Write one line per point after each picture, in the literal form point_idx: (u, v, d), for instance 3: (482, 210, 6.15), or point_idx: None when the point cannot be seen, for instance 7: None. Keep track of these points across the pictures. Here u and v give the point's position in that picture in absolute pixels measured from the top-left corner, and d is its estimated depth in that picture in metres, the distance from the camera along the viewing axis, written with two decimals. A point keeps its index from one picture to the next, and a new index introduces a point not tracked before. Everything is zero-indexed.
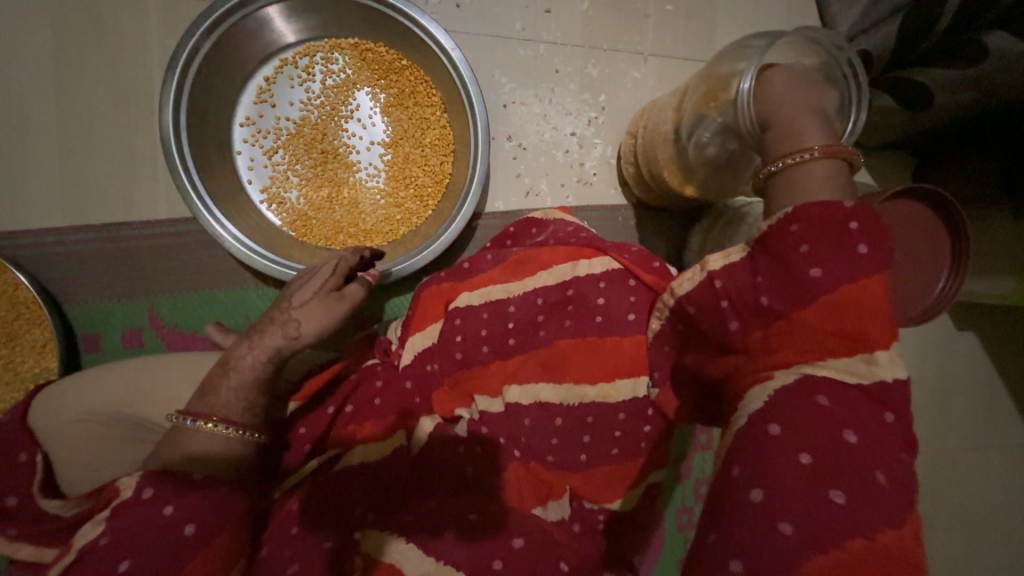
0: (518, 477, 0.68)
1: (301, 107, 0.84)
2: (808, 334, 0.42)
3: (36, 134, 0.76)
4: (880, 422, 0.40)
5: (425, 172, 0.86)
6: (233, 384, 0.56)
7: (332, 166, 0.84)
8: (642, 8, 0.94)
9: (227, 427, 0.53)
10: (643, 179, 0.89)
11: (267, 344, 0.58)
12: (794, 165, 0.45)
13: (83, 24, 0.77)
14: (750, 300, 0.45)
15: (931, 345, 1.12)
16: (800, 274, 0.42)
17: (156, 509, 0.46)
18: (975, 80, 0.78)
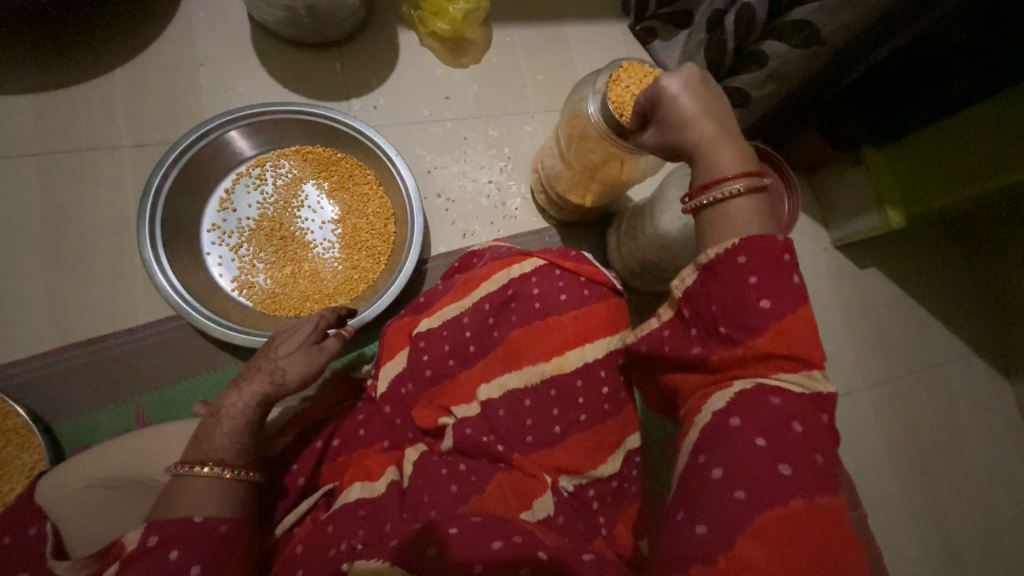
0: (501, 483, 0.70)
1: (259, 206, 0.99)
2: (761, 357, 0.49)
3: (26, 275, 0.88)
4: (755, 319, 0.49)
5: (373, 235, 1.00)
6: (227, 429, 0.60)
7: (291, 247, 0.98)
8: (520, 82, 1.20)
9: (223, 469, 0.56)
10: (553, 202, 1.07)
11: (252, 390, 0.64)
12: (719, 201, 0.52)
13: (65, 178, 0.92)
14: (710, 325, 0.53)
15: (843, 286, 1.29)
16: (751, 302, 0.49)
17: (162, 555, 0.48)
18: (769, 77, 1.04)
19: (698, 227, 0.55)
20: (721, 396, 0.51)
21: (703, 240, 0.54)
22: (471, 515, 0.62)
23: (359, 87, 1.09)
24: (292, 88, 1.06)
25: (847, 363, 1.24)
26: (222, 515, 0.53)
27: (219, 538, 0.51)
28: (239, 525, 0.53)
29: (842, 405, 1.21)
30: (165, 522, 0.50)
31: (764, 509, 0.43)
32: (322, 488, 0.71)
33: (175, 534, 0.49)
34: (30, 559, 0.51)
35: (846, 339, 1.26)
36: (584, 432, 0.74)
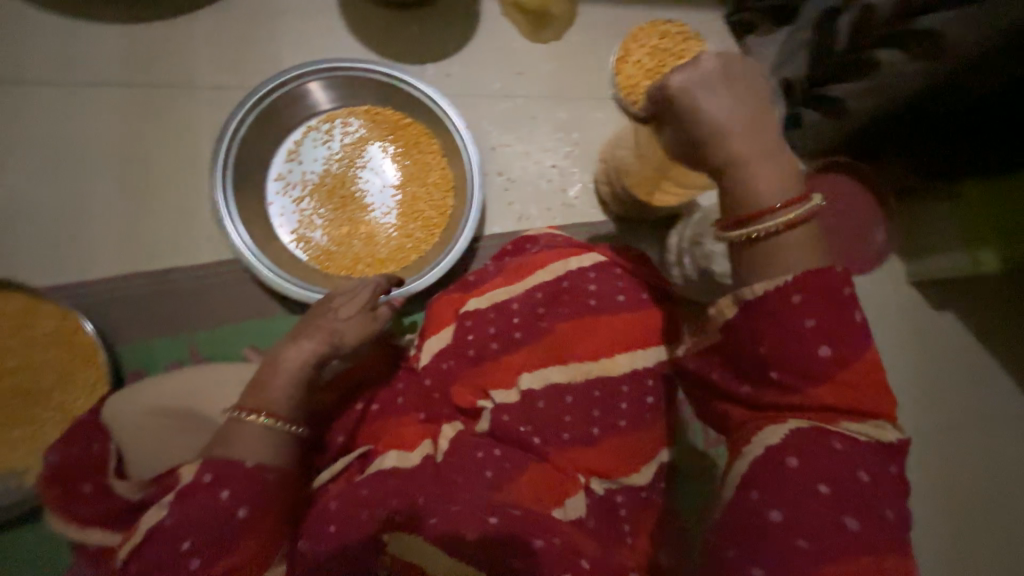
0: (535, 475, 0.69)
1: (324, 162, 0.99)
2: (821, 403, 0.46)
3: (104, 202, 0.92)
4: (818, 362, 0.46)
5: (431, 207, 0.99)
6: (283, 382, 0.62)
7: (350, 207, 0.98)
8: (599, 64, 1.14)
9: (275, 420, 0.58)
10: (617, 196, 1.03)
11: (309, 348, 0.65)
12: (764, 232, 0.46)
13: (146, 112, 0.95)
14: (758, 369, 0.48)
15: (912, 326, 1.19)
16: (809, 348, 0.46)
17: (214, 494, 0.51)
18: (874, 89, 0.95)
19: (736, 256, 0.49)
20: (774, 431, 0.47)
21: (745, 272, 0.49)
22: (509, 507, 0.62)
23: (434, 52, 1.07)
24: (369, 47, 1.04)
25: (901, 407, 1.17)
26: (271, 463, 0.56)
27: (265, 486, 0.54)
28: (283, 477, 0.56)
29: None
30: (217, 461, 0.53)
31: (829, 562, 0.41)
32: (356, 450, 0.72)
33: (226, 476, 0.52)
34: (96, 472, 0.55)
35: (905, 382, 1.18)
36: (623, 438, 0.72)
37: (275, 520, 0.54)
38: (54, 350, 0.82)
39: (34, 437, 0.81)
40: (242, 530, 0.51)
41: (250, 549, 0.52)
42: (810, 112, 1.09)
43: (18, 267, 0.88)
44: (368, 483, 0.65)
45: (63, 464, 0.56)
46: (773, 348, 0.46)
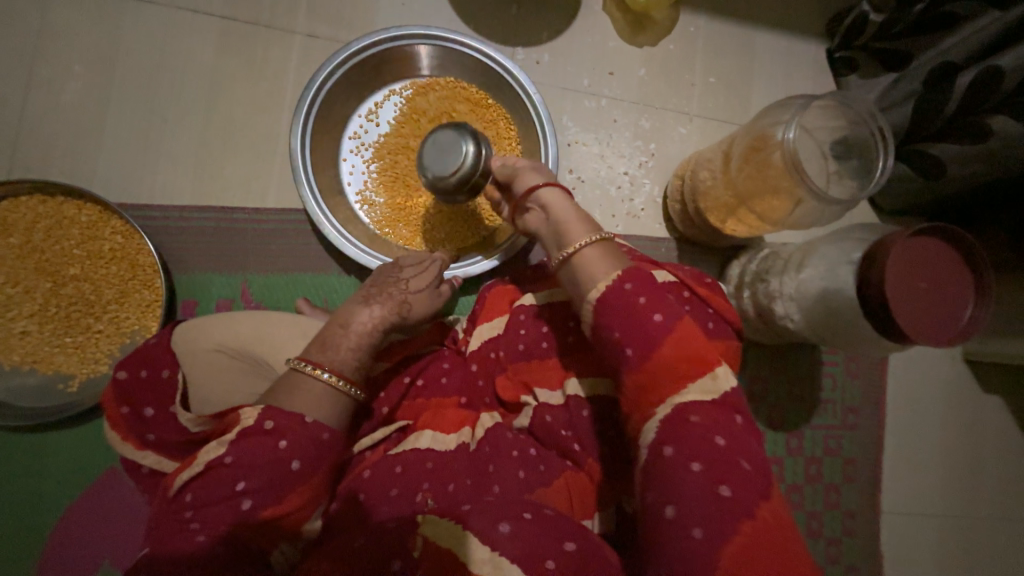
0: (568, 481, 0.70)
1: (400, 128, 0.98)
2: (670, 369, 0.57)
3: (184, 131, 0.92)
4: (653, 325, 0.59)
5: None
6: (350, 344, 0.64)
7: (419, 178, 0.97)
8: (690, 78, 1.11)
9: (338, 380, 0.60)
10: (688, 216, 1.00)
11: (376, 316, 0.67)
12: (581, 249, 0.66)
13: (239, 48, 0.95)
14: (619, 351, 0.60)
15: (957, 403, 1.16)
16: (647, 319, 0.59)
17: (272, 441, 0.54)
18: (982, 154, 0.90)
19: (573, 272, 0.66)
20: (651, 427, 0.56)
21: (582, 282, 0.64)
22: (543, 505, 0.61)
23: (529, 36, 1.05)
24: (463, 19, 1.02)
25: (927, 482, 1.14)
26: (327, 423, 0.57)
27: (320, 443, 0.56)
28: (337, 436, 0.58)
29: (905, 521, 1.12)
30: (278, 410, 0.56)
31: None
32: (397, 422, 0.74)
33: (288, 427, 0.55)
34: (161, 399, 0.58)
35: (939, 457, 1.15)
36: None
37: (324, 478, 0.58)
38: (114, 268, 0.84)
39: (84, 347, 0.83)
40: (293, 482, 0.54)
41: (299, 497, 0.54)
42: (898, 165, 1.04)
43: (93, 179, 0.89)
44: (403, 462, 0.68)
45: (129, 385, 0.58)
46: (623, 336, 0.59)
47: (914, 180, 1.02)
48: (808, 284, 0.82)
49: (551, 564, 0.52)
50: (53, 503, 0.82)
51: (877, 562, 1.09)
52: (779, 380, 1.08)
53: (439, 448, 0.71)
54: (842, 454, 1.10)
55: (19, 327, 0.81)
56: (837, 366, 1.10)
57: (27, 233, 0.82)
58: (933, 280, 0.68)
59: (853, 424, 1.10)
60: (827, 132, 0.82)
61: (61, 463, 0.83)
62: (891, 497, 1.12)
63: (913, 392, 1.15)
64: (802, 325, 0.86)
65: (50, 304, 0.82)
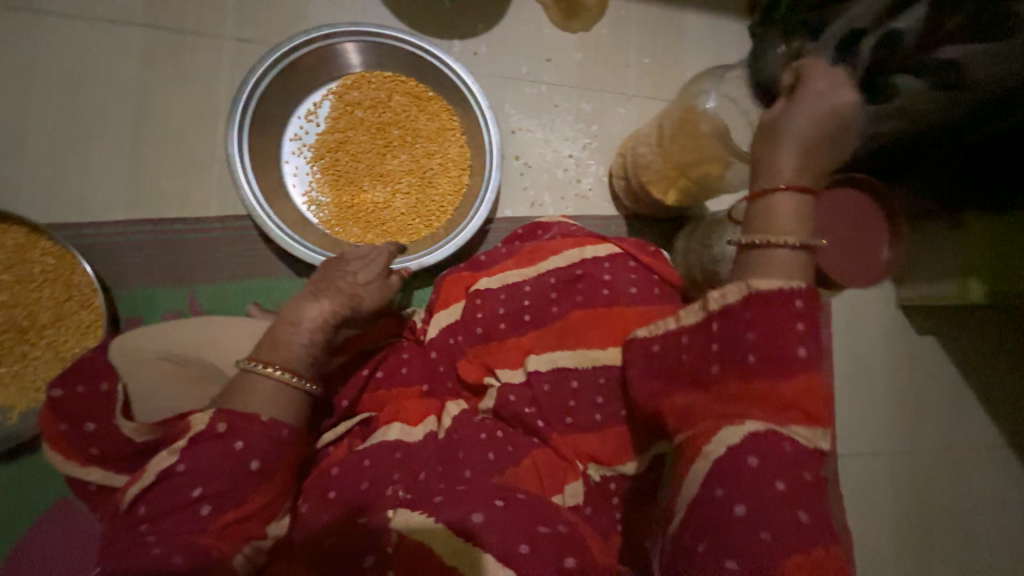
0: (536, 458, 0.71)
1: (341, 126, 0.98)
2: (775, 401, 0.49)
3: (112, 143, 0.89)
4: (792, 350, 0.49)
5: (447, 183, 0.99)
6: (302, 338, 0.63)
7: (364, 174, 0.97)
8: (625, 61, 1.15)
9: (290, 376, 0.59)
10: (632, 192, 1.04)
11: (325, 310, 0.66)
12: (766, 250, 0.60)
13: (164, 55, 0.92)
14: (739, 361, 0.51)
15: (897, 348, 1.24)
16: (791, 346, 0.50)
17: (229, 443, 0.53)
18: None
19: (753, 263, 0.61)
20: (734, 431, 0.49)
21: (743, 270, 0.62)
22: (515, 491, 0.62)
23: (464, 28, 1.06)
24: (397, 15, 1.03)
25: (876, 423, 1.22)
26: (285, 419, 0.57)
27: (279, 441, 0.55)
28: (297, 433, 0.57)
29: (860, 462, 1.20)
30: (231, 411, 0.54)
31: (816, 562, 0.44)
32: (358, 416, 0.76)
33: (243, 427, 0.54)
34: (102, 414, 0.57)
35: (887, 400, 1.23)
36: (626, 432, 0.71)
37: (289, 473, 0.57)
38: (48, 290, 0.80)
39: (22, 375, 0.79)
40: (256, 481, 0.54)
41: (261, 497, 0.54)
42: None
43: (16, 200, 0.85)
44: (371, 456, 0.68)
45: (67, 403, 0.57)
46: (761, 339, 0.50)
47: None
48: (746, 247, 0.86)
49: (525, 549, 0.53)
50: (3, 542, 0.78)
51: (838, 503, 1.16)
52: None
53: (405, 439, 0.71)
54: None
55: None
56: None
57: None
58: (860, 228, 0.73)
59: None
60: None
61: (8, 498, 0.79)
62: (845, 440, 1.20)
63: (857, 341, 1.23)
64: None
65: None
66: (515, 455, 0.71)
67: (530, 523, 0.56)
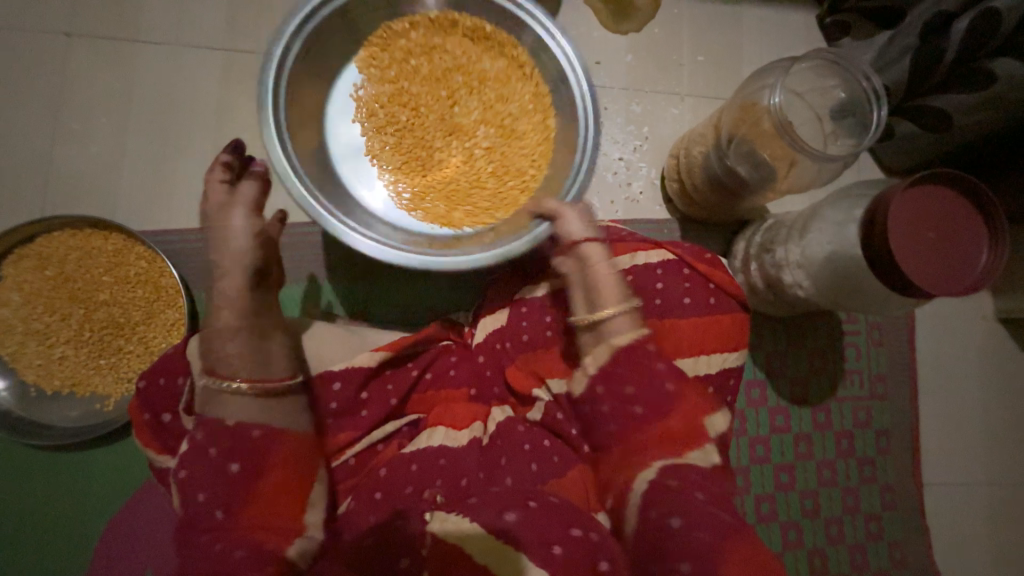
0: (577, 476, 0.71)
1: (401, 89, 0.87)
2: (660, 427, 0.62)
3: (196, 158, 0.98)
4: (660, 382, 0.64)
5: (529, 133, 0.85)
6: (229, 350, 0.61)
7: (439, 148, 0.87)
8: (677, 59, 1.11)
9: (238, 383, 0.59)
10: (686, 193, 0.99)
11: (234, 294, 0.66)
12: (606, 320, 0.66)
13: (240, 75, 1.00)
14: (625, 404, 0.63)
15: (994, 365, 1.11)
16: (657, 377, 0.64)
17: (206, 450, 0.56)
18: (987, 101, 0.88)
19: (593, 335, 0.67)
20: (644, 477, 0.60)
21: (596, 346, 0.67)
22: (551, 497, 0.63)
23: None
24: None
25: (970, 451, 1.08)
26: (254, 421, 0.58)
27: (253, 442, 0.57)
28: (271, 432, 0.58)
29: (949, 493, 1.07)
30: (207, 420, 0.58)
31: None
32: (406, 417, 0.79)
33: (213, 434, 0.57)
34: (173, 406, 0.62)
35: (981, 423, 1.09)
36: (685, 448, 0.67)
37: (292, 473, 0.58)
38: (141, 291, 0.89)
39: (118, 366, 0.88)
40: (246, 482, 0.56)
41: (257, 496, 0.56)
42: (904, 122, 1.01)
43: (117, 211, 0.96)
44: (417, 460, 0.71)
45: (148, 395, 0.62)
46: (646, 392, 0.63)
47: (921, 135, 1.00)
48: (814, 250, 0.81)
49: (559, 550, 0.53)
50: (99, 515, 0.87)
51: (923, 537, 1.04)
52: (798, 353, 1.05)
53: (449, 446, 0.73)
54: (873, 425, 1.06)
55: (58, 352, 0.87)
56: (860, 335, 1.07)
57: (60, 264, 0.88)
58: (950, 227, 0.67)
59: (882, 394, 1.07)
60: (821, 94, 0.82)
61: (103, 478, 0.88)
62: (931, 467, 1.07)
63: (945, 356, 1.10)
64: (812, 292, 0.85)
65: (85, 328, 0.88)
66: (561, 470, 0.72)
67: (567, 528, 0.56)
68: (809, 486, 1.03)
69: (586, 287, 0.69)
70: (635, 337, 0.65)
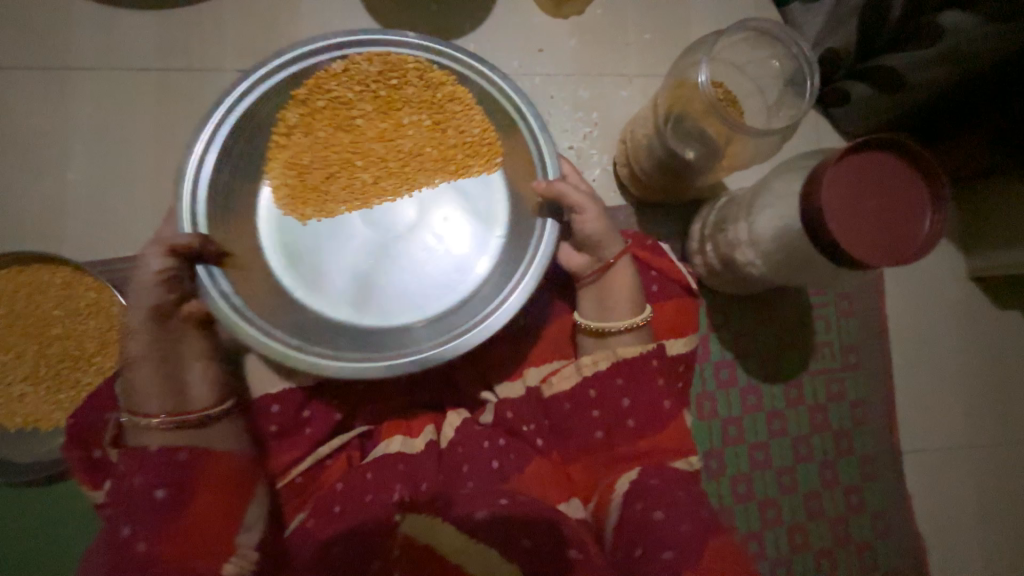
0: (540, 468, 0.75)
1: (326, 158, 0.82)
2: (625, 426, 0.74)
3: (138, 183, 0.97)
4: (628, 394, 0.75)
5: (441, 107, 0.82)
6: (147, 390, 0.64)
7: (396, 181, 0.82)
8: (623, 40, 1.08)
9: (157, 420, 0.63)
10: (637, 178, 0.97)
11: (139, 324, 0.65)
12: (631, 322, 0.76)
13: (176, 95, 0.99)
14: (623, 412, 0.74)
15: (970, 326, 1.09)
16: (624, 389, 0.74)
17: (131, 480, 0.61)
18: (942, 56, 0.84)
19: (610, 337, 0.77)
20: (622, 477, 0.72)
21: (616, 347, 0.76)
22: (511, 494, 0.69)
23: (449, 30, 1.04)
24: (384, 26, 1.03)
25: (949, 413, 1.07)
26: (181, 443, 0.63)
27: (175, 464, 0.61)
28: (195, 454, 0.63)
29: (931, 458, 1.06)
30: (136, 449, 0.63)
31: None
32: (359, 430, 0.79)
33: (140, 460, 0.61)
34: (103, 444, 0.68)
35: (959, 386, 1.08)
36: (635, 446, 0.74)
37: (217, 497, 0.63)
38: (92, 322, 0.89)
39: (77, 399, 0.88)
40: (169, 508, 0.60)
41: (183, 519, 0.60)
42: (860, 85, 0.97)
43: (65, 244, 0.95)
44: (372, 468, 0.72)
45: (78, 431, 0.68)
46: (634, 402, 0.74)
47: (876, 97, 0.96)
48: (763, 227, 0.79)
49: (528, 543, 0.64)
50: (75, 545, 0.89)
51: (904, 504, 1.03)
52: (766, 330, 1.03)
53: (406, 451, 0.75)
54: (848, 398, 1.04)
55: (15, 390, 0.87)
56: (828, 307, 1.05)
57: (9, 302, 0.88)
58: (890, 194, 0.64)
59: (855, 364, 1.05)
60: (760, 65, 0.80)
61: (76, 508, 0.90)
62: (910, 433, 1.06)
63: (919, 321, 1.08)
64: (766, 270, 0.83)
65: (42, 365, 0.88)
66: (520, 471, 0.74)
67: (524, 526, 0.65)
68: (785, 463, 1.02)
69: (610, 295, 0.78)
70: (642, 352, 0.75)
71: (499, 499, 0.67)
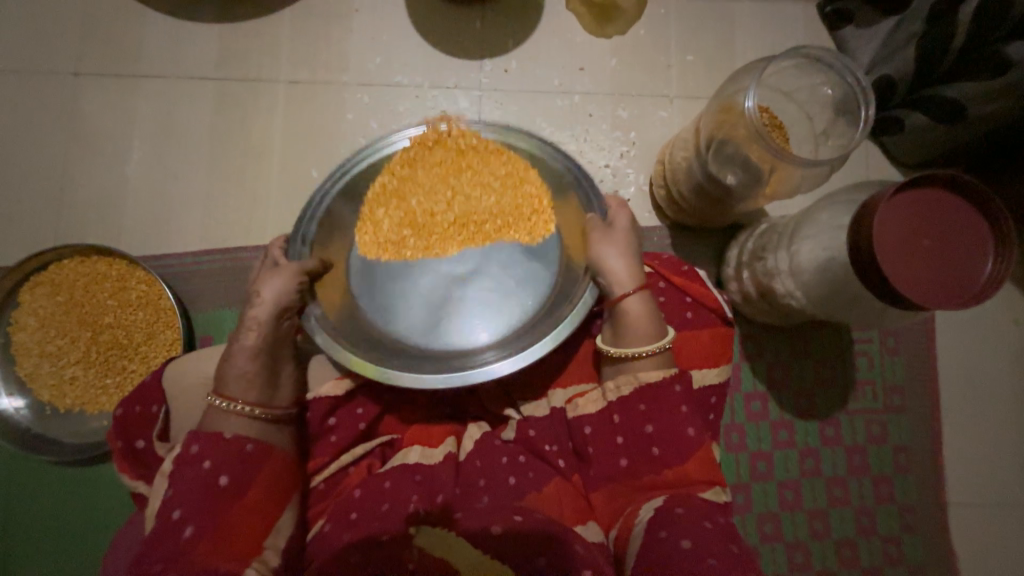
0: (559, 491, 0.74)
1: (407, 223, 0.89)
2: (649, 454, 0.71)
3: (192, 184, 1.02)
4: (651, 423, 0.71)
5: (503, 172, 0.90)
6: (237, 376, 0.68)
7: (467, 235, 0.88)
8: (664, 61, 1.07)
9: (241, 406, 0.66)
10: (674, 201, 0.96)
11: (261, 318, 0.71)
12: (651, 349, 0.72)
13: (232, 104, 1.04)
14: (646, 443, 0.71)
15: None
16: (651, 418, 0.71)
17: (197, 463, 0.62)
18: (1006, 89, 0.81)
19: (630, 364, 0.73)
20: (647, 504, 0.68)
21: (638, 373, 0.72)
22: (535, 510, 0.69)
23: (492, 47, 1.06)
24: (429, 42, 1.06)
25: (1001, 463, 1.00)
26: (249, 435, 0.65)
27: (244, 455, 0.64)
28: (261, 447, 0.65)
29: (979, 512, 0.98)
30: (207, 434, 0.64)
31: None
32: (382, 439, 0.81)
33: (207, 449, 0.63)
34: (147, 434, 0.72)
35: (1013, 435, 1.00)
36: (655, 473, 0.70)
37: (270, 494, 0.65)
38: (142, 313, 0.94)
39: (124, 386, 0.94)
40: (229, 500, 0.62)
41: (236, 512, 0.61)
42: (915, 116, 0.92)
43: (122, 238, 1.01)
44: (390, 478, 0.72)
45: (124, 421, 0.72)
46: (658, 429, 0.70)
47: (932, 129, 0.91)
48: (805, 258, 0.76)
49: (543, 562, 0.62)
50: (110, 526, 0.93)
51: (949, 560, 0.96)
52: (802, 363, 0.99)
53: (427, 464, 0.76)
54: (890, 440, 0.98)
55: (68, 372, 0.93)
56: (870, 343, 1.00)
57: (69, 290, 0.94)
58: (943, 230, 0.61)
59: (897, 404, 0.99)
60: (810, 92, 0.78)
61: (114, 491, 0.94)
62: (958, 484, 0.99)
63: (970, 362, 1.01)
64: (806, 303, 0.80)
65: (94, 349, 0.93)
66: (540, 496, 0.73)
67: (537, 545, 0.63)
68: (819, 506, 0.96)
69: (629, 319, 0.74)
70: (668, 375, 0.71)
71: (515, 516, 0.66)
